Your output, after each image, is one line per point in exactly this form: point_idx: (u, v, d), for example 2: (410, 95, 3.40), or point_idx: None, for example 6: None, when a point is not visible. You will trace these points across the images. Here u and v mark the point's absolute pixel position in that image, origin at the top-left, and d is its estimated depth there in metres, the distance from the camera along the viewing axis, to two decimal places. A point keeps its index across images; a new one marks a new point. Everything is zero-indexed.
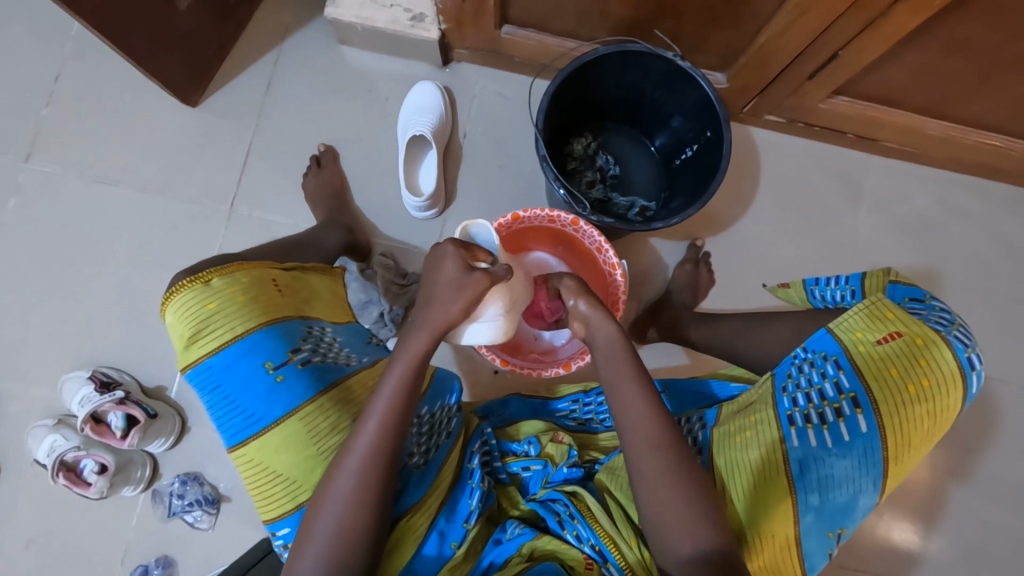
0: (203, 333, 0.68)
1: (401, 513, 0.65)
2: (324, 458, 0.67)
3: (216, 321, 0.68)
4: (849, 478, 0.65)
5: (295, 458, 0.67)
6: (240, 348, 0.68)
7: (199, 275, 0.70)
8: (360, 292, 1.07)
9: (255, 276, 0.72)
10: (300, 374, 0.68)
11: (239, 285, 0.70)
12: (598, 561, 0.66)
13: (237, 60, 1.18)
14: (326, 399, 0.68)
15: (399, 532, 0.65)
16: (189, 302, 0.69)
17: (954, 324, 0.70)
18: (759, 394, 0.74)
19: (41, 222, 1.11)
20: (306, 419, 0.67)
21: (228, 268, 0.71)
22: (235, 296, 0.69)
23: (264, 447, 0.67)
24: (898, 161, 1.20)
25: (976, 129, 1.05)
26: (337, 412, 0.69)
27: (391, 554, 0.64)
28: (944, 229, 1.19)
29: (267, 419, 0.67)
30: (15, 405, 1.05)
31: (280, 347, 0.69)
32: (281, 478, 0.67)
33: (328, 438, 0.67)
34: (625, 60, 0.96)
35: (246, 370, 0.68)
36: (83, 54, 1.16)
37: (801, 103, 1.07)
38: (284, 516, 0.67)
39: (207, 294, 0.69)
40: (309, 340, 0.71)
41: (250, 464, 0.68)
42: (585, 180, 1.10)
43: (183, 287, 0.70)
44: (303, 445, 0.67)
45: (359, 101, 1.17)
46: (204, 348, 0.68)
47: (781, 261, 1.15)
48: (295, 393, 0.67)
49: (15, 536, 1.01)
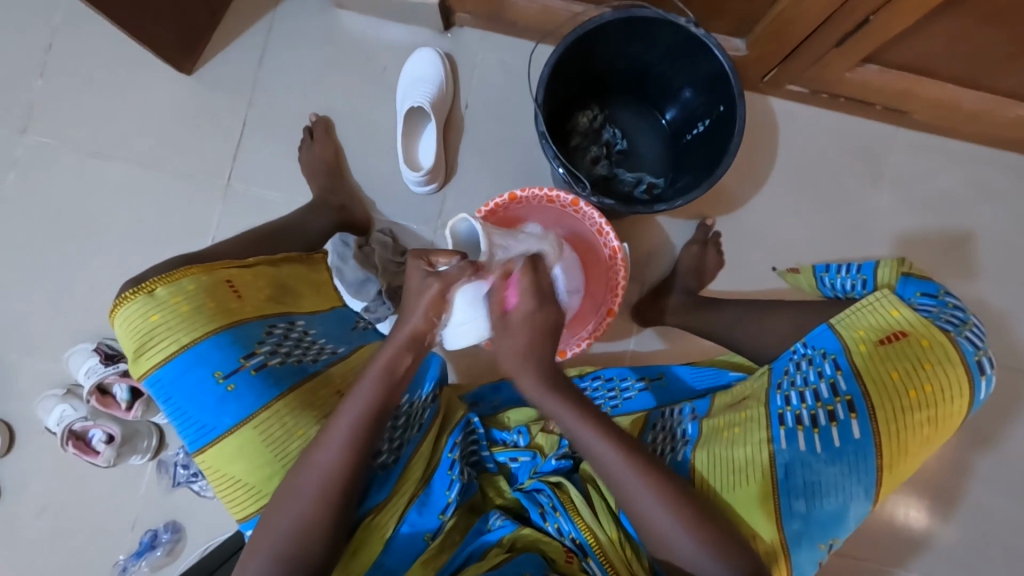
0: (148, 346, 0.71)
1: (365, 513, 0.66)
2: (281, 461, 0.70)
3: (159, 333, 0.71)
4: (838, 485, 0.67)
5: (250, 465, 0.70)
6: (188, 359, 0.71)
7: (142, 287, 0.73)
8: (357, 269, 0.95)
9: (201, 283, 0.76)
10: (250, 383, 0.71)
11: (183, 293, 0.73)
12: (577, 553, 0.68)
13: (230, 26, 1.13)
14: (280, 403, 0.71)
15: (365, 530, 0.66)
16: (134, 315, 0.72)
17: (965, 324, 0.71)
18: (753, 389, 0.78)
19: (41, 195, 1.11)
20: (260, 425, 0.70)
21: (171, 277, 0.74)
22: (179, 306, 0.73)
23: (221, 454, 0.70)
24: (928, 136, 1.12)
25: (1016, 103, 0.96)
26: (293, 416, 0.71)
27: (354, 553, 0.65)
28: (973, 210, 1.11)
29: (223, 425, 0.70)
30: (24, 376, 1.07)
31: (229, 357, 0.72)
32: (242, 482, 0.70)
33: (285, 441, 0.70)
34: (634, 28, 0.91)
35: (196, 380, 0.71)
36: (74, 20, 1.13)
37: (824, 74, 0.99)
38: (247, 519, 0.71)
39: (151, 305, 0.72)
40: (262, 346, 0.75)
41: (211, 471, 0.71)
42: (589, 156, 1.05)
43: (128, 299, 0.73)
44: (256, 452, 0.69)
45: (356, 69, 1.13)
46: (152, 360, 0.71)
47: (795, 243, 1.10)
48: (246, 402, 0.70)
49: (30, 501, 1.05)
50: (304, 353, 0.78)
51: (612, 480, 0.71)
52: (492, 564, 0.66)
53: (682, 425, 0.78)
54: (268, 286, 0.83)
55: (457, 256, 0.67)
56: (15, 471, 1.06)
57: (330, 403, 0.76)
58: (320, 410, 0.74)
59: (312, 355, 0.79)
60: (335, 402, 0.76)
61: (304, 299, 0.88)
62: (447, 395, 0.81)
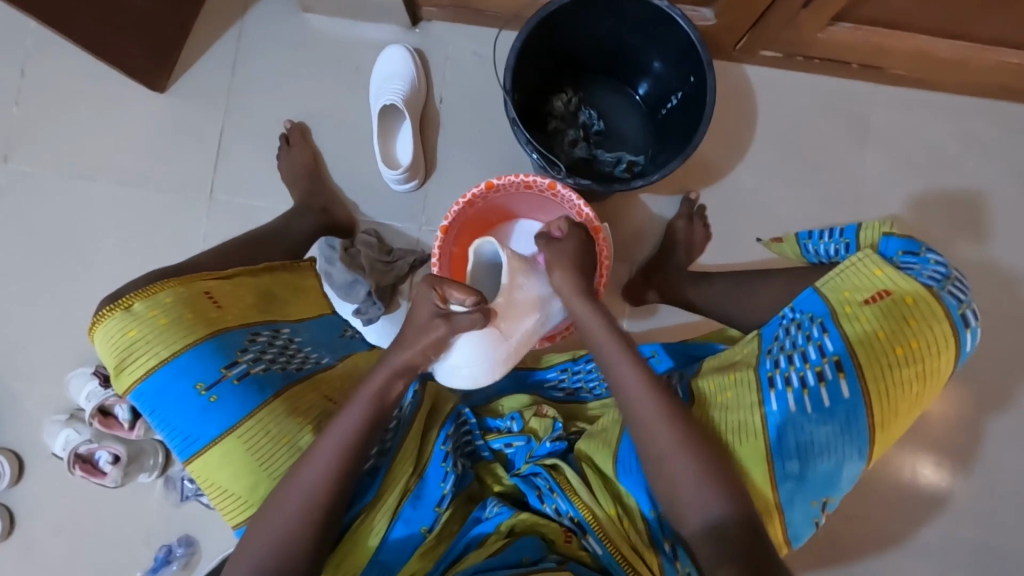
0: (129, 361, 0.72)
1: (355, 515, 0.68)
2: (266, 472, 0.70)
3: (139, 347, 0.72)
4: (829, 443, 0.67)
5: (236, 474, 0.70)
6: (169, 372, 0.72)
7: (120, 303, 0.74)
8: (345, 273, 0.98)
9: (179, 295, 0.76)
10: (233, 392, 0.72)
11: (160, 307, 0.74)
12: (577, 533, 0.69)
13: (200, 39, 1.13)
14: (265, 412, 0.72)
15: (355, 532, 0.67)
16: (113, 331, 0.73)
17: (949, 277, 0.71)
18: (744, 354, 0.77)
19: (27, 224, 1.11)
20: (245, 435, 0.70)
21: (148, 291, 0.75)
22: (156, 320, 0.73)
23: (208, 464, 0.71)
24: (908, 90, 1.10)
25: (993, 48, 0.95)
26: (278, 425, 0.72)
27: (345, 555, 0.66)
28: (960, 161, 1.10)
29: (207, 437, 0.71)
30: (28, 405, 1.08)
31: (210, 367, 0.72)
32: (230, 493, 0.71)
33: (271, 450, 0.70)
34: (597, 6, 0.90)
35: (178, 393, 0.72)
36: (44, 48, 1.13)
37: (797, 36, 0.98)
38: (238, 528, 0.71)
39: (129, 320, 0.73)
40: (245, 354, 0.75)
41: (200, 480, 0.72)
42: (567, 139, 1.04)
43: (107, 315, 0.74)
44: (242, 460, 0.70)
45: (328, 73, 1.12)
46: (134, 374, 0.72)
47: (781, 209, 1.09)
48: (229, 411, 0.71)
49: (45, 526, 1.07)
50: (287, 360, 0.79)
51: (607, 459, 0.72)
52: (492, 551, 0.67)
53: (671, 388, 0.77)
54: (250, 295, 0.84)
55: (472, 294, 0.70)
56: (28, 499, 1.07)
57: (316, 407, 0.76)
58: (305, 415, 0.74)
59: (295, 363, 0.79)
60: (321, 407, 0.76)
61: (291, 306, 0.89)
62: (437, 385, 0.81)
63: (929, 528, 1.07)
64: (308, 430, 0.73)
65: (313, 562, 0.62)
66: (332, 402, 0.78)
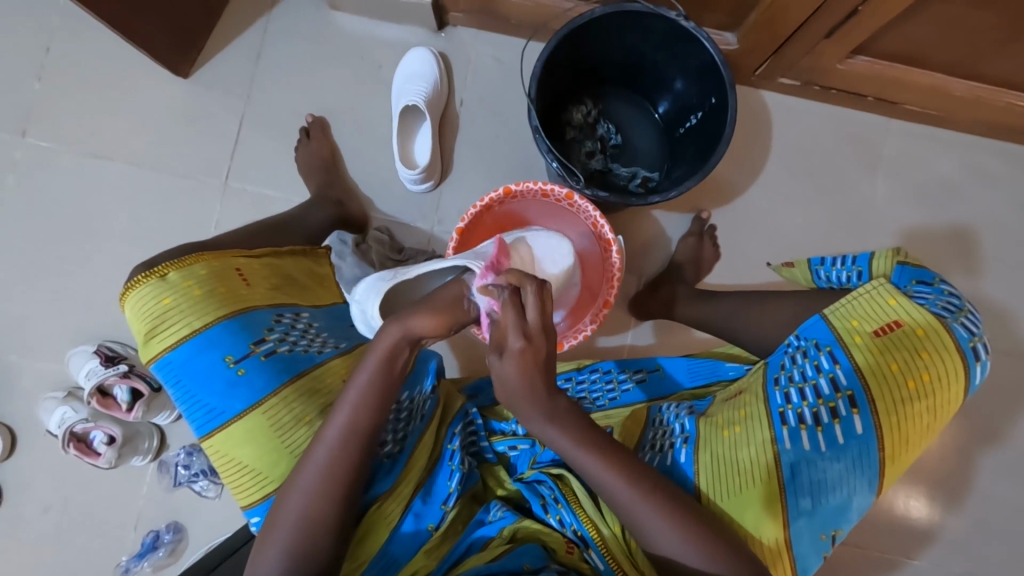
0: (159, 329, 0.73)
1: (372, 499, 0.68)
2: (287, 449, 0.71)
3: (171, 316, 0.73)
4: (842, 480, 0.68)
5: (257, 451, 0.71)
6: (198, 344, 0.72)
7: (155, 271, 0.75)
8: (354, 268, 1.01)
9: (213, 269, 0.77)
10: (261, 367, 0.73)
11: (194, 278, 0.75)
12: (580, 544, 0.69)
13: (226, 28, 1.14)
14: (289, 391, 0.73)
15: (369, 520, 0.67)
16: (146, 298, 0.74)
17: (962, 310, 0.72)
18: (750, 384, 0.78)
19: (39, 198, 1.11)
20: (269, 412, 0.71)
21: (183, 262, 0.76)
22: (190, 290, 0.74)
23: (229, 439, 0.71)
24: (920, 126, 1.12)
25: (1007, 90, 0.97)
26: (302, 404, 0.73)
27: (361, 542, 0.66)
28: (968, 199, 1.12)
29: (230, 412, 0.71)
30: (26, 379, 1.08)
31: (239, 343, 0.73)
32: (248, 470, 0.71)
33: (293, 430, 0.71)
34: (623, 22, 0.92)
35: (206, 366, 0.72)
36: (71, 26, 1.14)
37: (816, 65, 1.00)
38: (251, 506, 0.72)
39: (163, 288, 0.74)
40: (271, 332, 0.76)
41: (218, 455, 0.72)
42: (584, 151, 1.05)
43: (140, 282, 0.75)
44: (265, 437, 0.71)
45: (351, 69, 1.13)
46: (162, 343, 0.73)
47: (789, 233, 1.10)
48: (255, 386, 0.72)
49: (33, 504, 1.06)
50: (309, 343, 0.79)
51: None
52: (493, 555, 0.67)
53: (679, 421, 0.78)
54: (275, 276, 0.84)
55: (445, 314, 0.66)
56: (18, 473, 1.06)
57: (334, 393, 0.76)
58: (325, 398, 0.75)
59: (316, 347, 0.79)
60: (342, 390, 0.77)
61: (310, 292, 0.88)
62: (446, 388, 0.84)
63: (920, 562, 1.07)
64: (329, 413, 0.74)
65: (336, 551, 0.62)
66: (348, 387, 0.78)
